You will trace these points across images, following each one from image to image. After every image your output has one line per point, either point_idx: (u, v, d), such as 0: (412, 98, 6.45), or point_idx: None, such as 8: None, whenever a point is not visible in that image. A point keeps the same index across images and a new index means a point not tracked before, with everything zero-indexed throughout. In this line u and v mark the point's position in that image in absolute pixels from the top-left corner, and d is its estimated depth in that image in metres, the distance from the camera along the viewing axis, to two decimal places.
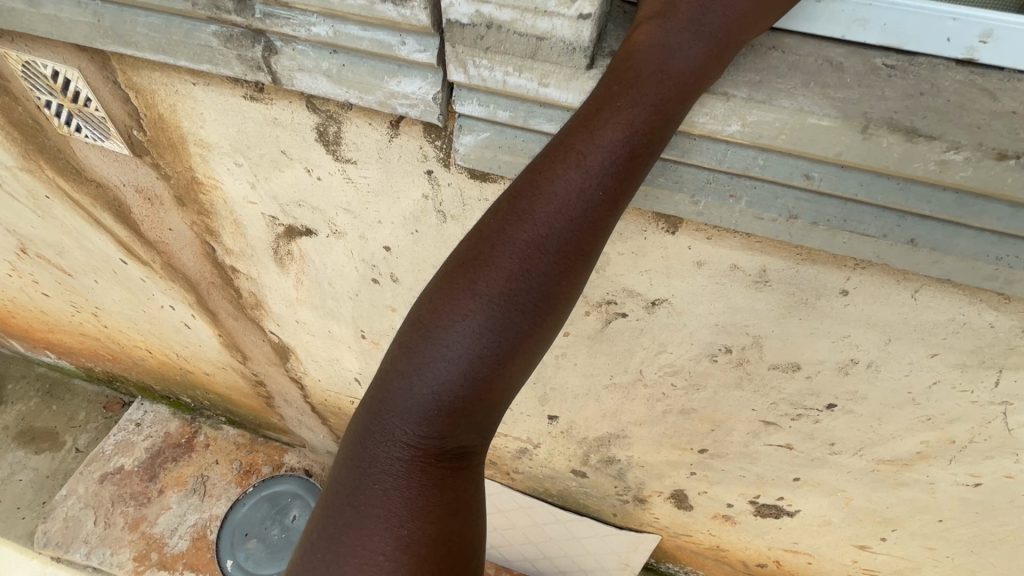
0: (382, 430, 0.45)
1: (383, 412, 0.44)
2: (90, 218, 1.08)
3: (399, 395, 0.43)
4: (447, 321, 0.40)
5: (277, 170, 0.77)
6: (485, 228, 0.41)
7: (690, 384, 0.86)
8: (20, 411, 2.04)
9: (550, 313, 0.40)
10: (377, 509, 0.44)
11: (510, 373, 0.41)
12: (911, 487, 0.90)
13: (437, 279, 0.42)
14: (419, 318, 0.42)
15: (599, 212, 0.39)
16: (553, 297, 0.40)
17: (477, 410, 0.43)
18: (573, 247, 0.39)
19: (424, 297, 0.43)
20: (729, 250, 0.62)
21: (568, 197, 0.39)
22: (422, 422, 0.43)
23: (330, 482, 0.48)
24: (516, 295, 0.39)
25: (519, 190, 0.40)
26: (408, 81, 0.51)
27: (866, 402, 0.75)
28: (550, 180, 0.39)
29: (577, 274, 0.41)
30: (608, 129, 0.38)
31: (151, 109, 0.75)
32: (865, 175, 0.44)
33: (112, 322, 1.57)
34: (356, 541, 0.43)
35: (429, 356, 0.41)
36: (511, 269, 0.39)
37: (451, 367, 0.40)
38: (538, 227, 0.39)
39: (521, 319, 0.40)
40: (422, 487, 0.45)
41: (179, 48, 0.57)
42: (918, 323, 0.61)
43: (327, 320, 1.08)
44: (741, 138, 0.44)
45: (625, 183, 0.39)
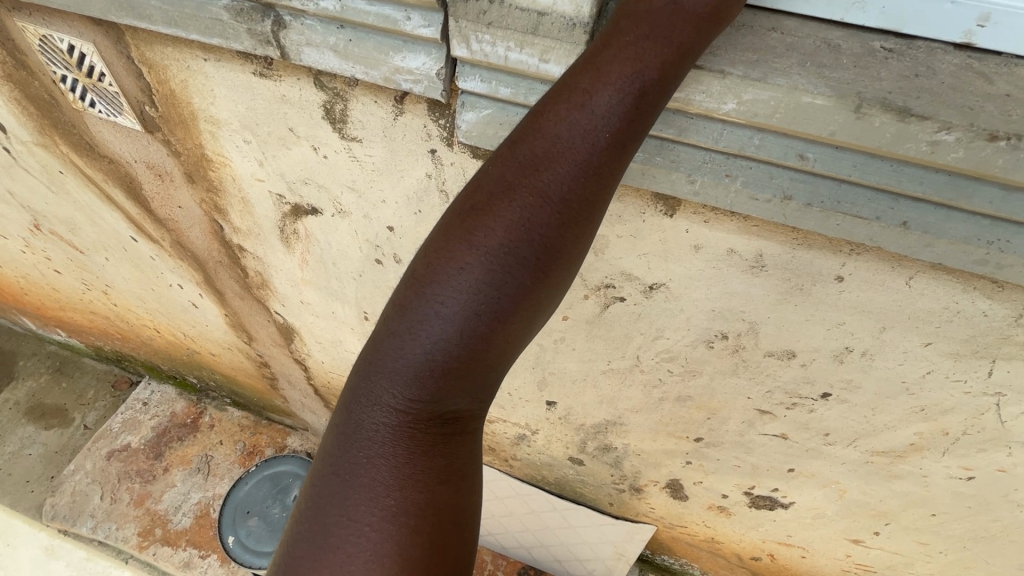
0: (373, 393, 0.46)
1: (376, 374, 0.45)
2: (102, 194, 1.10)
3: (392, 356, 0.44)
4: (440, 282, 0.41)
5: (284, 148, 0.78)
6: (479, 190, 0.41)
7: (686, 371, 0.87)
8: (31, 387, 2.09)
9: (542, 281, 0.41)
10: (364, 476, 0.45)
11: (503, 336, 0.42)
12: (905, 479, 0.90)
13: (431, 240, 0.43)
14: (413, 279, 0.43)
15: (596, 175, 0.40)
16: (549, 259, 0.41)
17: (468, 375, 0.43)
18: (567, 215, 0.40)
19: (419, 258, 0.43)
20: (726, 233, 0.62)
21: (564, 160, 0.39)
22: (411, 386, 0.44)
23: (324, 445, 0.49)
24: (510, 257, 0.40)
25: (515, 151, 0.41)
26: (412, 56, 0.52)
27: (861, 391, 0.76)
28: (546, 144, 0.39)
29: (569, 244, 0.41)
30: (606, 91, 0.38)
31: (163, 85, 0.77)
32: (858, 156, 0.45)
33: (121, 300, 1.60)
34: (347, 502, 0.45)
35: (421, 317, 0.42)
36: (505, 231, 0.40)
37: (444, 328, 0.41)
38: (534, 189, 0.39)
39: (512, 287, 0.40)
40: (410, 453, 0.46)
41: (191, 21, 0.59)
42: (912, 311, 0.62)
43: (331, 301, 1.10)
44: (737, 117, 0.45)
45: (617, 153, 0.39)
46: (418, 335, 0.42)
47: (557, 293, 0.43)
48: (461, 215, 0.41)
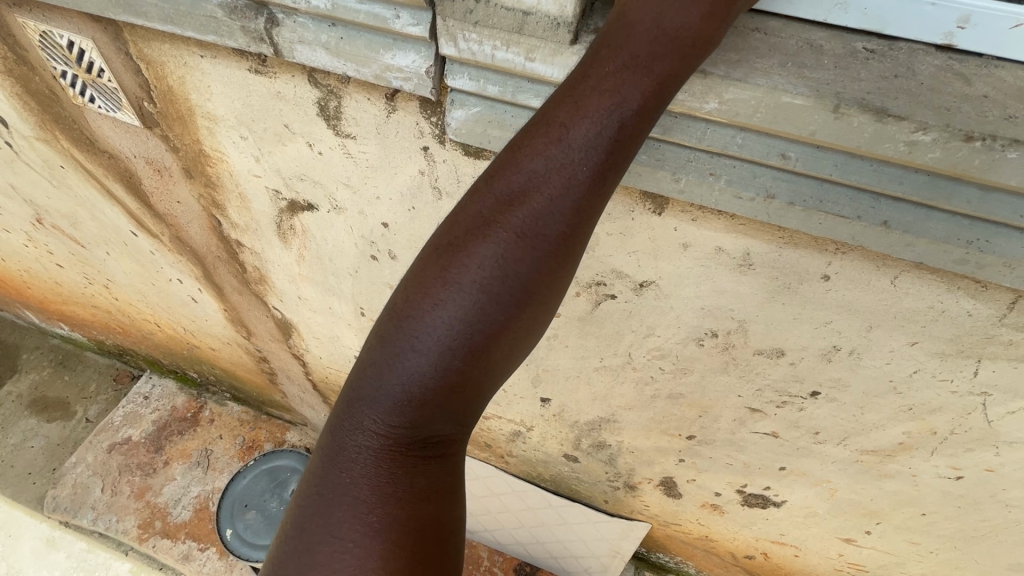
0: (356, 418, 0.47)
1: (360, 395, 0.46)
2: (102, 189, 1.11)
3: (373, 380, 0.45)
4: (419, 309, 0.42)
5: (280, 144, 0.79)
6: (460, 218, 0.43)
7: (678, 368, 0.87)
8: (34, 380, 2.11)
9: (521, 312, 0.42)
10: (347, 497, 0.47)
11: (483, 362, 0.43)
12: (895, 479, 0.91)
13: (411, 272, 0.44)
14: (394, 307, 0.44)
15: (576, 206, 0.41)
16: (528, 287, 0.41)
17: (447, 402, 0.44)
18: (545, 246, 0.41)
19: (401, 285, 0.45)
20: (714, 232, 0.63)
21: (545, 190, 0.40)
22: (391, 412, 0.45)
23: (313, 462, 0.51)
24: (489, 286, 0.41)
25: (497, 181, 0.42)
26: (402, 54, 0.53)
27: (850, 389, 0.76)
28: (525, 176, 0.40)
29: (550, 275, 0.42)
30: (590, 115, 0.39)
31: (161, 81, 0.78)
32: (839, 155, 0.45)
33: (122, 294, 1.61)
34: (332, 518, 0.46)
35: (399, 347, 0.43)
36: (483, 264, 0.41)
37: (422, 354, 0.42)
38: (513, 218, 0.41)
39: (491, 317, 0.41)
40: (391, 474, 0.47)
41: (187, 19, 0.60)
42: (897, 311, 0.62)
43: (327, 296, 1.11)
44: (719, 116, 0.45)
45: (594, 186, 0.40)
46: (399, 361, 0.43)
47: (541, 321, 0.44)
48: (444, 244, 0.43)
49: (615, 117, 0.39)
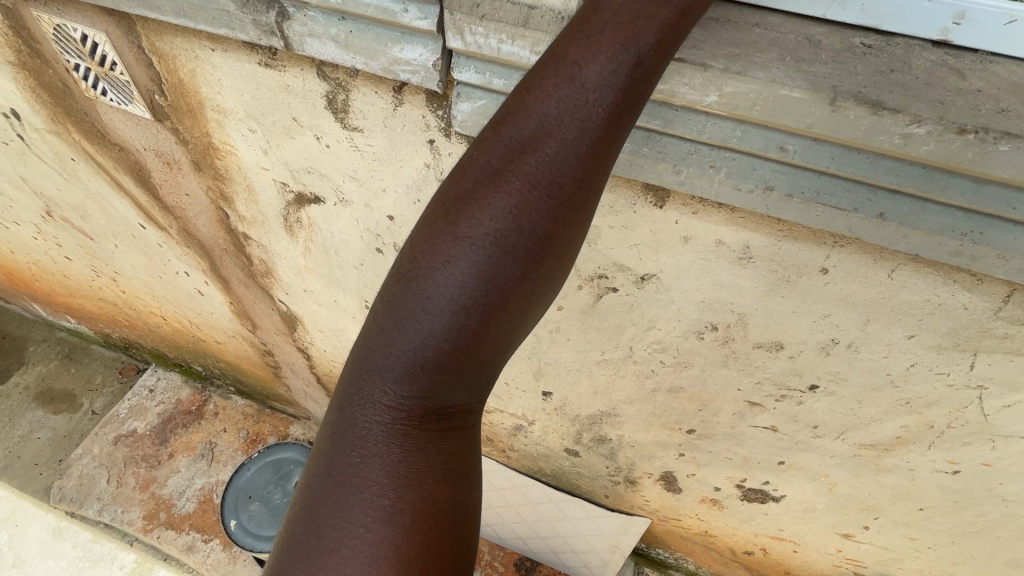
0: (366, 388, 0.46)
1: (370, 362, 0.45)
2: (112, 181, 1.13)
3: (385, 342, 0.44)
4: (433, 264, 0.41)
5: (288, 137, 0.81)
6: (470, 173, 0.41)
7: (678, 362, 0.88)
8: (41, 372, 2.13)
9: (540, 269, 0.41)
10: (359, 475, 0.44)
11: (502, 316, 0.42)
12: (893, 473, 0.92)
13: (418, 238, 0.43)
14: (402, 270, 0.43)
15: (597, 152, 0.40)
16: (548, 238, 0.40)
17: (463, 365, 0.43)
18: (564, 202, 0.40)
19: (409, 247, 0.44)
20: (715, 225, 0.64)
21: (561, 140, 0.39)
22: (403, 378, 0.44)
23: (317, 446, 0.48)
24: (507, 238, 0.40)
25: (510, 134, 0.41)
26: (410, 47, 0.54)
27: (848, 383, 0.77)
28: (542, 124, 0.40)
29: (567, 233, 0.41)
30: (605, 57, 0.39)
31: (172, 74, 0.79)
32: (836, 148, 0.46)
33: (129, 286, 1.63)
34: (345, 495, 0.44)
35: (411, 309, 0.42)
36: (498, 215, 0.40)
37: (438, 308, 0.41)
38: (530, 165, 0.40)
39: (509, 272, 0.40)
40: (406, 445, 0.46)
41: (199, 12, 0.61)
42: (894, 304, 0.63)
43: (333, 289, 1.12)
44: (719, 109, 0.47)
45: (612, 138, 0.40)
46: (413, 317, 0.42)
47: (559, 278, 0.43)
48: (455, 201, 0.42)
49: (631, 59, 0.38)
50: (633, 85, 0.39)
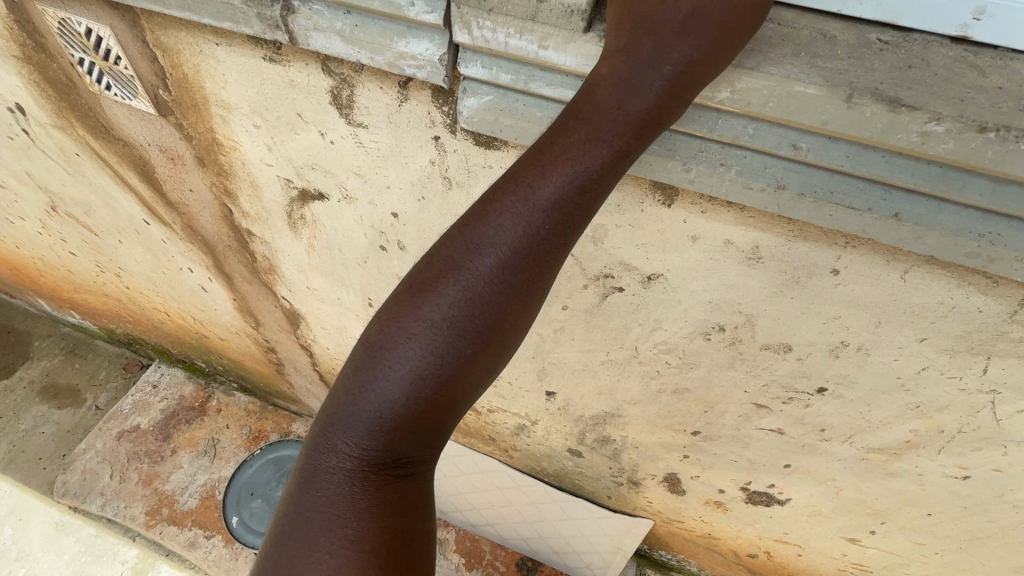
0: (331, 440, 0.51)
1: (338, 422, 0.50)
2: (116, 177, 1.13)
3: (350, 407, 0.49)
4: (393, 343, 0.47)
5: (293, 133, 0.80)
6: (433, 261, 0.48)
7: (684, 363, 0.87)
8: (45, 367, 2.14)
9: (490, 342, 0.48)
10: (325, 511, 0.51)
11: (453, 389, 0.48)
12: (901, 478, 0.90)
13: (384, 313, 0.49)
14: (369, 340, 0.49)
15: (540, 250, 0.46)
16: (494, 323, 0.47)
17: (421, 424, 0.49)
18: (512, 283, 0.46)
19: (378, 319, 0.49)
20: (723, 224, 0.63)
21: (509, 240, 0.46)
22: (364, 436, 0.49)
23: (292, 483, 0.54)
24: (459, 322, 0.47)
25: (468, 228, 0.47)
26: (416, 42, 0.53)
27: (857, 386, 0.76)
28: (492, 227, 0.46)
29: (516, 310, 0.48)
30: (557, 169, 0.44)
31: (177, 69, 0.79)
32: (851, 146, 0.45)
33: (133, 282, 1.63)
34: (309, 536, 0.50)
35: (373, 377, 0.48)
36: (453, 302, 0.47)
37: (396, 384, 0.47)
38: (481, 261, 0.46)
39: (461, 346, 0.47)
40: (364, 491, 0.50)
41: (204, 5, 0.60)
42: (906, 306, 0.62)
43: (336, 286, 1.12)
44: (731, 106, 0.46)
45: (556, 232, 0.46)
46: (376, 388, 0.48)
47: (506, 354, 0.50)
48: (418, 284, 0.48)
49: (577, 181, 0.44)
50: (581, 194, 0.44)
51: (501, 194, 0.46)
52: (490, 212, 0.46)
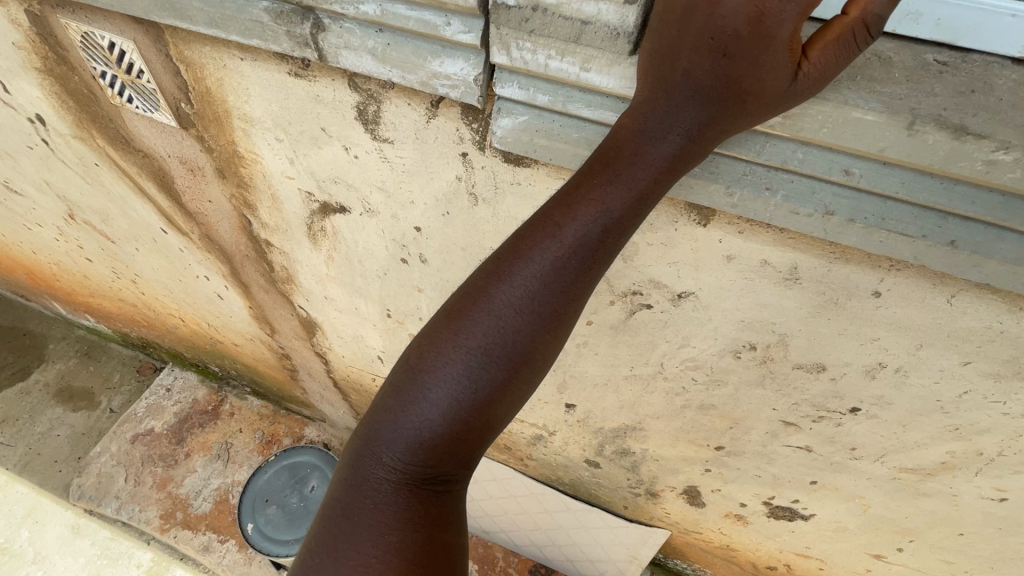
0: (373, 452, 0.50)
1: (379, 440, 0.50)
2: (135, 187, 1.12)
3: (391, 423, 0.49)
4: (430, 364, 0.47)
5: (316, 147, 0.79)
6: (471, 286, 0.47)
7: (711, 379, 0.86)
8: (61, 369, 2.15)
9: (527, 366, 0.47)
10: (369, 519, 0.50)
11: (486, 417, 0.47)
12: (934, 498, 0.88)
13: (423, 335, 0.49)
14: (408, 361, 0.49)
15: (570, 286, 0.45)
16: (525, 353, 0.46)
17: (458, 444, 0.48)
18: (550, 307, 0.45)
19: (417, 340, 0.49)
20: (761, 244, 0.61)
21: (544, 268, 0.44)
22: (405, 451, 0.49)
23: (335, 490, 0.54)
24: (490, 352, 0.46)
25: (501, 256, 0.47)
26: (451, 61, 0.52)
27: (892, 407, 0.74)
28: (526, 255, 0.45)
29: (553, 334, 0.46)
30: (585, 207, 0.43)
31: (200, 83, 0.78)
32: (906, 172, 0.44)
33: (149, 288, 1.64)
34: (355, 543, 0.50)
35: (413, 396, 0.47)
36: (488, 327, 0.46)
37: (433, 405, 0.47)
38: (513, 292, 0.45)
39: (496, 371, 0.46)
40: (407, 503, 0.50)
41: (231, 23, 0.59)
42: (950, 330, 0.61)
43: (354, 297, 1.11)
44: (781, 131, 0.44)
45: (596, 254, 0.44)
46: (412, 411, 0.48)
47: (536, 383, 0.49)
48: (451, 309, 0.48)
49: (607, 217, 0.42)
50: (605, 236, 0.43)
51: (533, 226, 0.45)
52: (523, 242, 0.45)
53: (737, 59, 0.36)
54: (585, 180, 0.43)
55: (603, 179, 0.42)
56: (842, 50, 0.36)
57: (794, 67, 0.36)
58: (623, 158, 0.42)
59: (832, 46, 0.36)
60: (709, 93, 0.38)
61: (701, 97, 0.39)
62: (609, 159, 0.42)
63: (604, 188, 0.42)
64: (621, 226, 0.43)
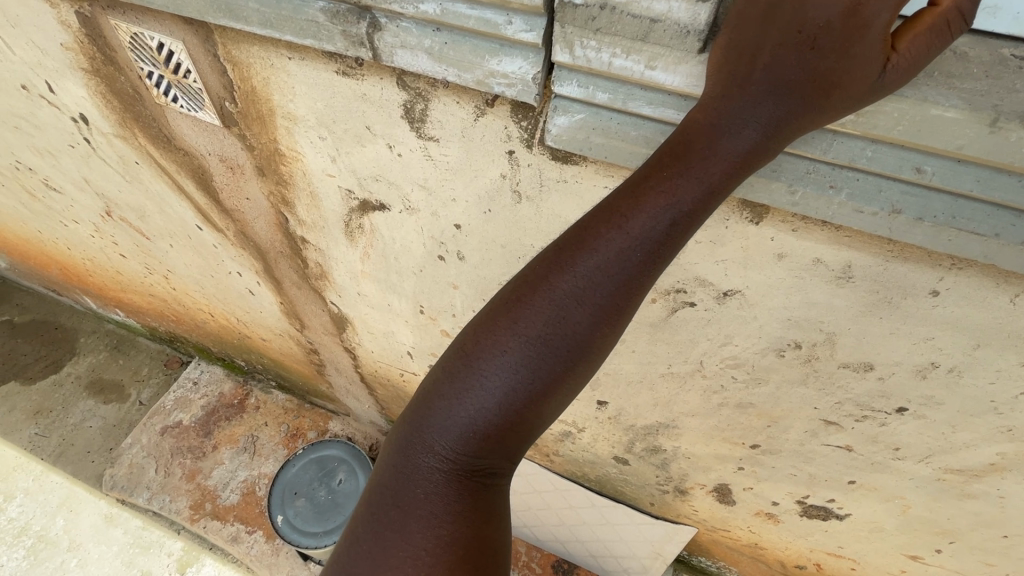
0: (424, 439, 0.50)
1: (431, 432, 0.50)
2: (174, 184, 1.14)
3: (445, 411, 0.49)
4: (489, 353, 0.46)
5: (359, 145, 0.80)
6: (529, 275, 0.47)
7: (751, 378, 0.85)
8: (92, 362, 2.20)
9: (584, 361, 0.46)
10: (418, 508, 0.50)
11: (540, 410, 0.47)
12: (978, 499, 0.87)
13: (478, 322, 0.48)
14: (463, 348, 0.48)
15: (632, 281, 0.44)
16: (584, 347, 0.45)
17: (511, 437, 0.48)
18: (610, 301, 0.44)
19: (472, 327, 0.49)
20: (815, 243, 0.61)
21: (608, 260, 0.44)
22: (458, 440, 0.49)
23: (380, 476, 0.54)
24: (551, 344, 0.45)
25: (562, 246, 0.46)
26: (509, 60, 0.52)
27: (942, 407, 0.73)
28: (589, 247, 0.44)
29: (612, 329, 0.46)
30: (653, 199, 0.42)
31: (246, 82, 0.79)
32: (982, 170, 0.43)
33: (180, 284, 1.67)
34: (404, 530, 0.50)
35: (469, 384, 0.47)
36: (548, 318, 0.45)
37: (491, 396, 0.46)
38: (575, 283, 0.44)
39: (554, 363, 0.45)
40: (457, 493, 0.50)
41: (287, 23, 0.60)
42: (1011, 330, 0.59)
43: (388, 293, 1.12)
44: (854, 128, 0.44)
45: (661, 247, 0.43)
46: (466, 403, 0.47)
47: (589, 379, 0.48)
48: (507, 299, 0.47)
49: (676, 211, 0.42)
50: (672, 230, 0.42)
51: (597, 216, 0.45)
52: (587, 233, 0.44)
53: (826, 50, 0.37)
54: (653, 172, 0.42)
55: (674, 171, 0.42)
56: (937, 39, 0.37)
57: (884, 58, 0.37)
58: (695, 149, 0.41)
59: (923, 35, 0.37)
60: (792, 86, 0.39)
61: (782, 91, 0.39)
62: (681, 152, 0.42)
63: (674, 181, 0.41)
64: (689, 220, 0.42)
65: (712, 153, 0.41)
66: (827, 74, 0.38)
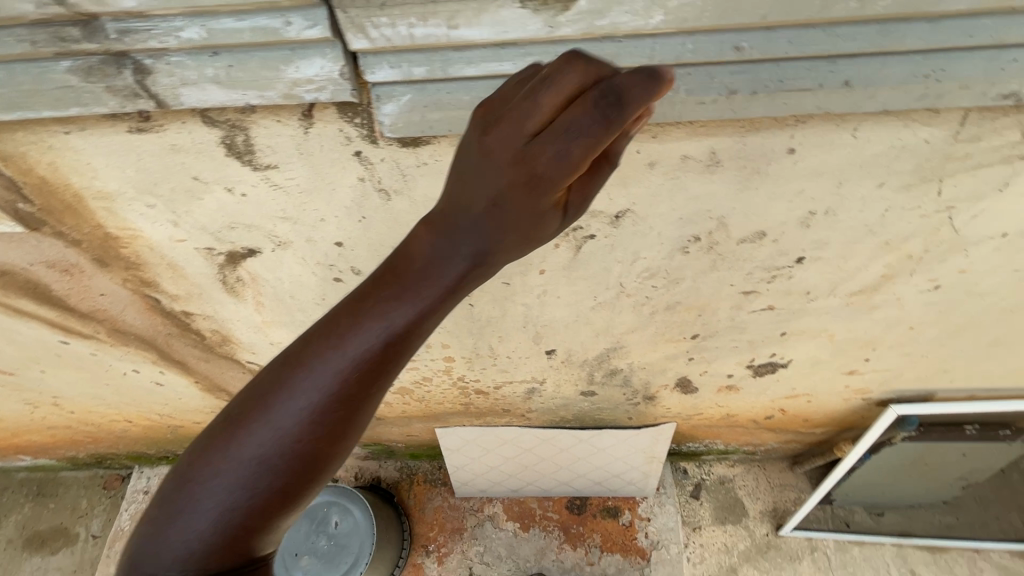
0: (183, 499, 0.47)
1: (153, 543, 0.47)
2: (10, 310, 0.99)
3: (212, 474, 0.47)
4: (259, 422, 0.47)
5: (195, 200, 0.71)
6: (298, 348, 0.48)
7: (670, 280, 0.88)
8: (16, 520, 1.95)
9: (336, 447, 0.48)
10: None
11: (298, 492, 0.48)
12: (882, 307, 0.98)
13: (262, 381, 0.49)
14: (242, 407, 0.48)
15: (370, 373, 0.46)
16: (332, 435, 0.47)
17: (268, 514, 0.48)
18: (349, 387, 0.46)
19: (253, 386, 0.49)
20: (676, 141, 0.62)
21: (357, 356, 0.46)
22: (217, 508, 0.47)
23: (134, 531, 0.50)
24: (311, 427, 0.47)
25: (322, 326, 0.47)
26: (306, 64, 0.46)
27: (830, 245, 0.80)
28: (324, 352, 0.46)
29: (355, 418, 0.48)
30: (394, 297, 0.46)
31: (29, 174, 0.67)
32: (792, 30, 0.45)
33: (77, 405, 1.48)
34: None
35: (240, 451, 0.47)
36: (308, 397, 0.46)
37: (252, 467, 0.47)
38: (326, 368, 0.46)
39: (309, 448, 0.47)
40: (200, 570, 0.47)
41: (35, 98, 0.50)
42: (862, 160, 0.64)
43: (302, 332, 1.05)
44: (667, 27, 0.44)
45: (391, 345, 0.46)
46: (207, 507, 0.47)
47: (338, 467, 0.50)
48: (264, 386, 0.48)
49: (407, 318, 0.46)
50: (404, 329, 0.46)
51: (356, 298, 0.47)
52: (341, 319, 0.47)
53: (516, 182, 0.42)
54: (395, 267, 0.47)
55: (413, 269, 0.46)
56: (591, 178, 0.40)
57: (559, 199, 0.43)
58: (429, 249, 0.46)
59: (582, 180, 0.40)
60: (497, 199, 0.44)
61: (492, 203, 0.44)
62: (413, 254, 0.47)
63: (405, 283, 0.46)
64: (418, 326, 0.46)
65: (439, 262, 0.46)
66: (522, 201, 0.43)
